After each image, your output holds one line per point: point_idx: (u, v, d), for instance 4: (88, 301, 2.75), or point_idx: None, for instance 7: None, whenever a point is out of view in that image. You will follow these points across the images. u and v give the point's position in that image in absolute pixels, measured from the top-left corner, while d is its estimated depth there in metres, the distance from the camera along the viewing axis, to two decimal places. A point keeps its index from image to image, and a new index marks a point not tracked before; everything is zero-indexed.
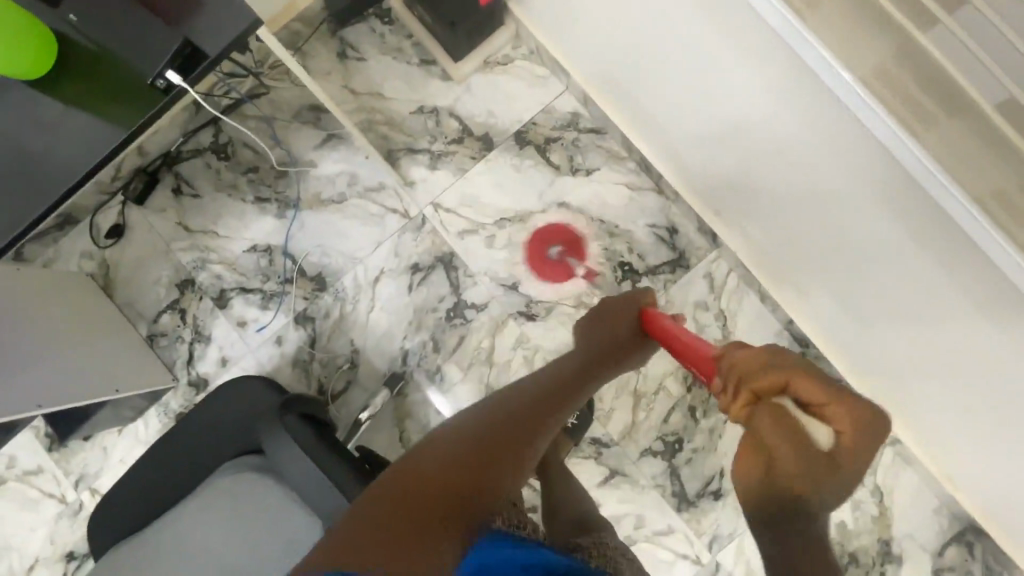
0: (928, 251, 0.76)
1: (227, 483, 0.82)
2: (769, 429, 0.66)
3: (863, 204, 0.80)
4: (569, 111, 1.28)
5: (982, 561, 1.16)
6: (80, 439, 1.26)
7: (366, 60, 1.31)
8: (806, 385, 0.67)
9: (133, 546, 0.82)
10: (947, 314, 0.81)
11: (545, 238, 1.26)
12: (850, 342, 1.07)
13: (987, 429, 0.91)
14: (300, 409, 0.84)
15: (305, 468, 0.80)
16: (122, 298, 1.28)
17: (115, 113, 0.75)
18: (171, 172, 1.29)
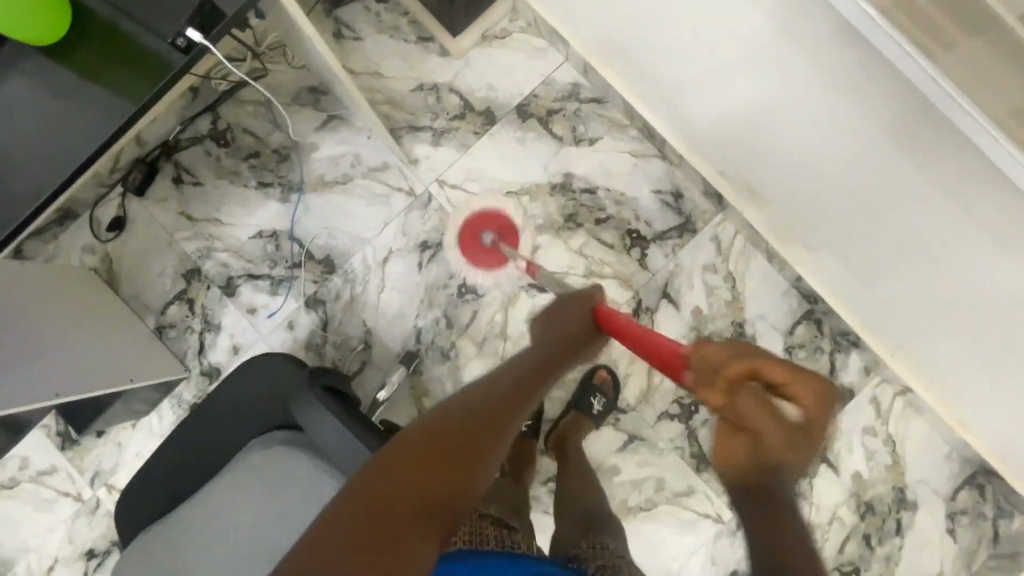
0: (942, 192, 0.79)
1: (258, 456, 0.83)
2: (747, 410, 0.60)
3: (877, 149, 0.83)
4: (569, 82, 1.28)
5: (992, 502, 1.19)
6: (94, 435, 1.24)
7: (362, 40, 1.30)
8: (769, 366, 0.60)
9: (165, 528, 0.82)
10: (957, 252, 0.84)
11: (479, 224, 1.26)
12: (856, 295, 1.10)
13: (992, 366, 0.95)
14: (325, 383, 0.85)
15: (337, 432, 0.81)
16: (127, 291, 1.27)
17: (130, 85, 0.74)
18: (171, 162, 1.27)
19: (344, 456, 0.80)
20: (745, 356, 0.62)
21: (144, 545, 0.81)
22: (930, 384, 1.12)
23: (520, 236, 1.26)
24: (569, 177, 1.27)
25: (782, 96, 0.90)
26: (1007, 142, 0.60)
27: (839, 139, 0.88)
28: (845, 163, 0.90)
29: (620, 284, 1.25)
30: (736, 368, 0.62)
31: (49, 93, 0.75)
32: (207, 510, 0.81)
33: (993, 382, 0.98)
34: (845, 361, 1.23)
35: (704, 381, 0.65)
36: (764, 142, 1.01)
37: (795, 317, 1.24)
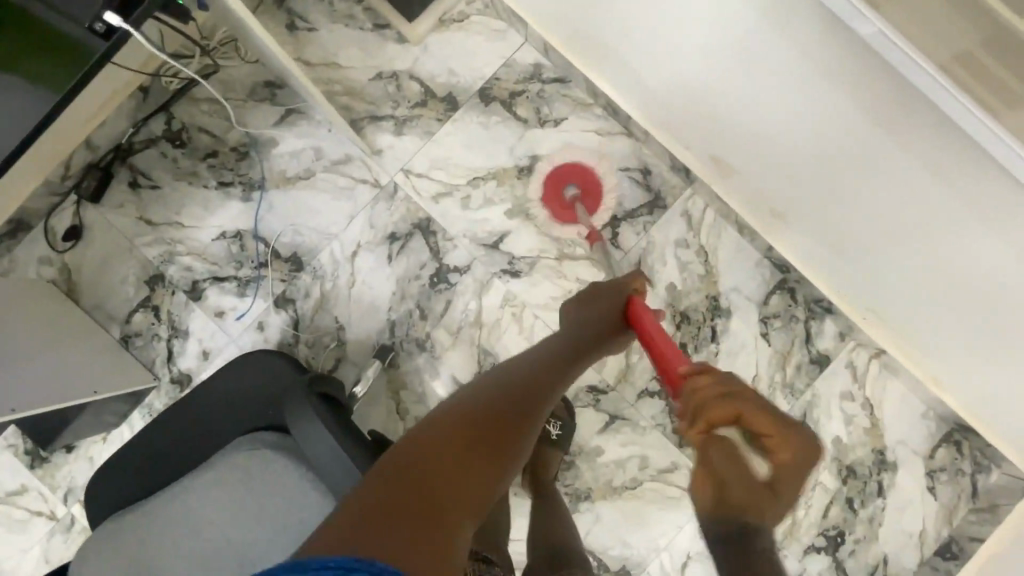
0: (919, 161, 0.79)
1: (240, 458, 0.79)
2: (719, 461, 0.61)
3: (845, 118, 0.83)
4: (531, 63, 1.27)
5: (970, 458, 1.21)
6: (64, 451, 1.21)
7: (317, 31, 1.27)
8: (755, 412, 0.63)
9: (135, 524, 0.80)
10: (936, 224, 0.85)
11: (570, 177, 1.25)
12: (832, 269, 1.11)
13: (969, 332, 0.96)
14: (322, 389, 0.79)
15: (331, 449, 0.75)
16: (88, 301, 1.23)
17: (47, 71, 0.71)
18: (126, 166, 1.23)
19: (330, 472, 0.75)
20: (733, 400, 0.64)
21: (117, 535, 0.79)
22: (909, 349, 1.12)
23: (600, 205, 1.25)
24: (536, 159, 1.26)
25: (742, 67, 0.90)
26: (951, 86, 0.62)
27: (817, 115, 0.87)
28: (814, 136, 0.90)
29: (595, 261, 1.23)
30: (718, 409, 0.64)
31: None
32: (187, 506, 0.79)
33: (968, 347, 0.99)
34: (820, 328, 1.24)
35: (686, 417, 0.67)
36: (729, 116, 1.01)
37: (769, 288, 1.24)
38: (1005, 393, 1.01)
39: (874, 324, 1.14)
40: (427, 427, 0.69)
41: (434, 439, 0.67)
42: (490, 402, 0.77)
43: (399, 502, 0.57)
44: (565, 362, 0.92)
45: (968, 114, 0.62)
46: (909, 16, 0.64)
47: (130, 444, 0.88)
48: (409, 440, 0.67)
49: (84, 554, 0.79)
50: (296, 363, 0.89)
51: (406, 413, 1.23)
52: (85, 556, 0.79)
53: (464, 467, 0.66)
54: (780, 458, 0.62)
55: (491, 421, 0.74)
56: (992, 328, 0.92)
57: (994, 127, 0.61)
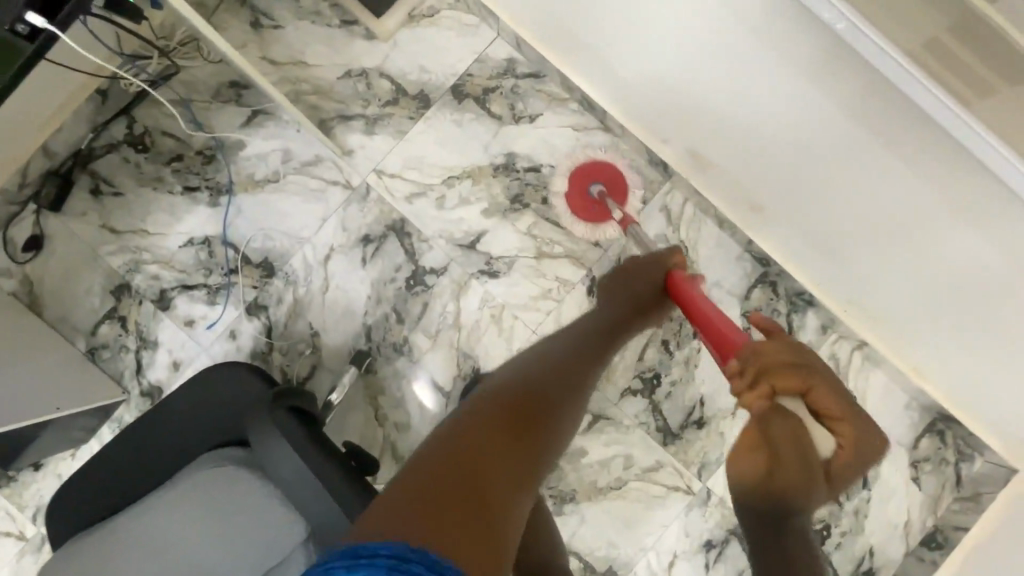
0: (895, 151, 0.78)
1: (206, 473, 0.78)
2: (783, 432, 0.63)
3: (821, 111, 0.82)
4: (504, 57, 1.24)
5: (953, 447, 1.21)
6: (31, 469, 1.17)
7: (282, 28, 1.23)
8: (820, 394, 0.67)
9: (95, 545, 0.77)
10: (925, 222, 0.84)
11: (596, 174, 1.21)
12: (819, 266, 1.10)
13: (956, 326, 0.95)
14: (291, 403, 0.77)
15: (295, 467, 0.72)
16: (52, 314, 1.19)
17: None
18: (86, 172, 1.19)
19: (300, 491, 0.72)
20: (803, 378, 0.67)
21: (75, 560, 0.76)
22: (892, 340, 1.12)
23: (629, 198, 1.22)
24: (511, 156, 1.23)
25: (717, 60, 0.88)
26: (921, 76, 0.60)
27: (811, 114, 0.83)
28: (801, 130, 0.87)
29: (579, 228, 1.21)
30: (789, 383, 0.67)
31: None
32: (149, 527, 0.76)
33: (957, 343, 0.98)
34: (803, 321, 1.23)
35: (748, 375, 0.69)
36: (705, 111, 0.98)
37: (750, 282, 1.23)
38: (986, 382, 1.01)
39: (861, 320, 1.13)
40: (478, 419, 0.70)
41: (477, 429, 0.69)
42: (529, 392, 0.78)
43: (465, 489, 0.60)
44: (594, 343, 0.93)
45: (940, 105, 0.60)
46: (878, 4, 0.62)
47: (91, 464, 0.84)
48: (466, 429, 0.68)
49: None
50: (266, 375, 0.85)
51: (385, 419, 1.21)
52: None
53: (498, 456, 0.66)
54: (840, 435, 0.67)
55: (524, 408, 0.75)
56: (980, 322, 0.91)
57: (966, 118, 0.59)
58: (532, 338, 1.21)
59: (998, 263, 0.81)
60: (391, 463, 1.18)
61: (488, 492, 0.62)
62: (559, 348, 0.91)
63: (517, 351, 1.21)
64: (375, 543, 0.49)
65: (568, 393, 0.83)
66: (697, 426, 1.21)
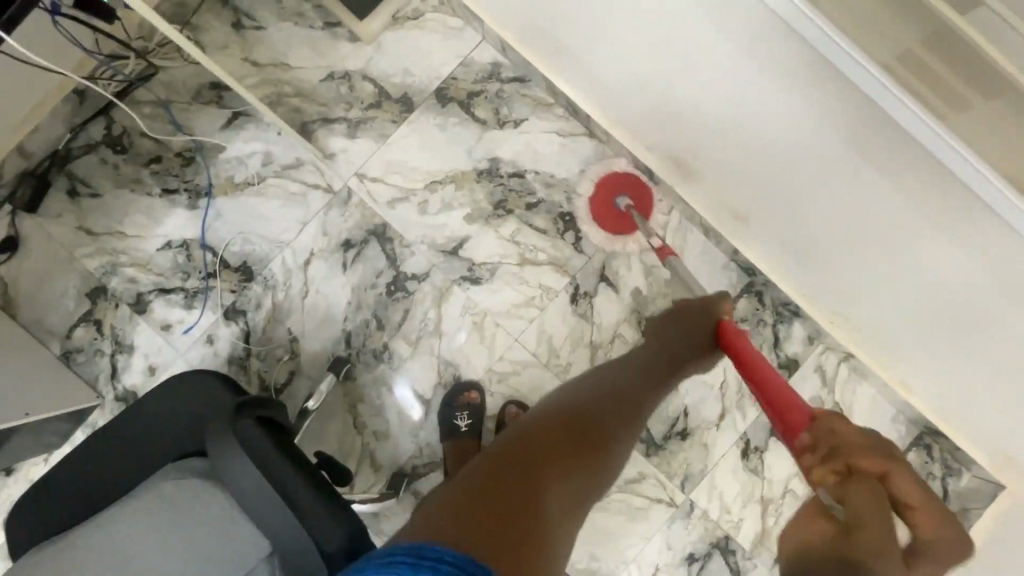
0: (868, 160, 0.77)
1: (169, 486, 0.74)
2: (868, 501, 0.52)
3: (799, 119, 0.81)
4: (488, 62, 1.22)
5: (940, 461, 1.19)
6: (3, 474, 1.16)
7: (265, 29, 1.21)
8: (901, 478, 0.55)
9: (53, 556, 0.75)
10: (908, 234, 0.82)
11: (624, 186, 1.20)
12: (803, 276, 1.09)
13: (938, 340, 0.94)
14: (257, 413, 0.76)
15: (256, 482, 0.70)
16: (26, 317, 1.17)
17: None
18: (64, 173, 1.18)
19: (262, 505, 0.70)
20: (885, 454, 0.57)
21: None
22: (871, 348, 1.11)
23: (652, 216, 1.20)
24: (495, 162, 1.21)
25: (700, 63, 0.87)
26: (892, 85, 0.59)
27: (789, 123, 0.83)
28: (780, 140, 0.86)
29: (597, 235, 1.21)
30: (868, 458, 0.57)
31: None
32: (106, 538, 0.74)
33: (938, 356, 0.97)
34: (789, 332, 1.21)
35: (821, 454, 0.61)
36: (688, 119, 0.97)
37: (736, 292, 1.21)
38: (964, 392, 1.00)
39: (844, 332, 1.12)
40: (527, 439, 0.75)
41: (541, 454, 0.73)
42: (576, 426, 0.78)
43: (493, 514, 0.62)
44: (660, 376, 0.92)
45: (912, 115, 0.59)
46: (847, 15, 0.62)
47: (53, 473, 0.82)
48: (507, 450, 0.73)
49: None
50: (235, 383, 0.84)
51: (364, 427, 1.19)
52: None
53: (539, 479, 0.69)
54: (922, 533, 0.54)
55: (577, 436, 0.77)
56: (961, 336, 0.89)
57: (940, 130, 0.58)
58: (514, 346, 1.19)
59: (970, 275, 0.80)
60: (369, 471, 1.17)
61: (530, 521, 0.64)
62: (618, 372, 0.92)
63: (498, 358, 1.19)
64: (439, 548, 0.54)
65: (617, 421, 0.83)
66: (681, 437, 1.20)
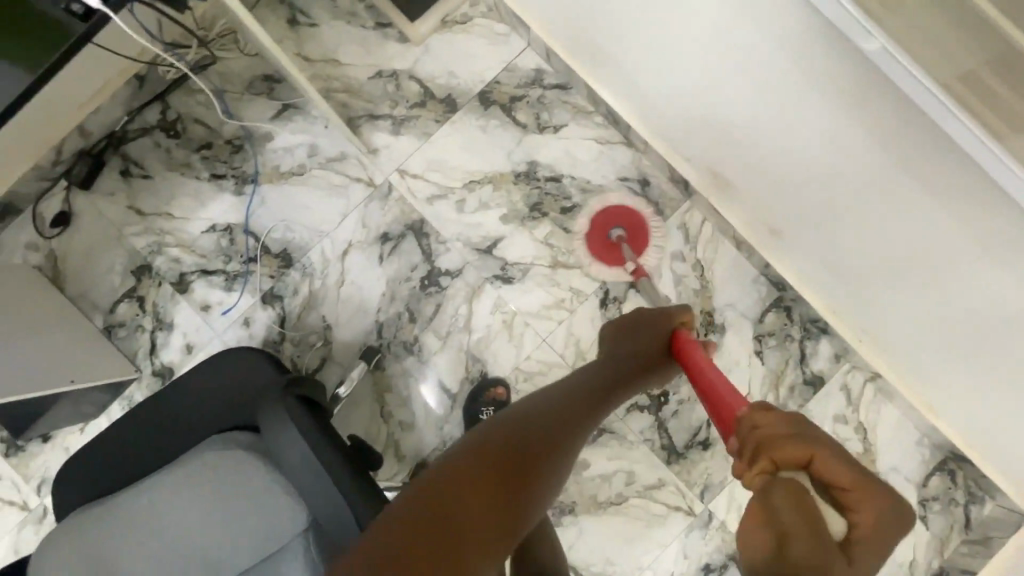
0: (918, 182, 0.77)
1: (215, 454, 0.78)
2: (787, 493, 0.43)
3: (843, 137, 0.82)
4: (532, 68, 1.25)
5: (964, 488, 1.18)
6: (40, 440, 1.19)
7: (318, 26, 1.26)
8: (828, 459, 0.46)
9: (99, 521, 0.78)
10: (956, 259, 0.82)
11: (618, 218, 1.22)
12: (839, 296, 1.09)
13: (980, 367, 0.93)
14: (301, 393, 0.78)
15: (303, 454, 0.72)
16: (73, 290, 1.21)
17: (6, 48, 0.67)
18: (118, 154, 1.22)
19: (306, 477, 0.72)
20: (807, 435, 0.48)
21: (77, 536, 0.77)
22: (902, 369, 1.10)
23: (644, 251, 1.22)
24: (533, 165, 1.24)
25: (745, 72, 0.88)
26: (951, 105, 0.59)
27: (832, 141, 0.84)
28: (822, 156, 0.88)
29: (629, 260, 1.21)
30: (789, 446, 0.48)
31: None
32: (155, 503, 0.77)
33: (980, 386, 0.96)
34: (815, 348, 1.22)
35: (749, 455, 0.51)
36: (732, 132, 0.99)
37: (764, 306, 1.22)
38: (1002, 423, 0.99)
39: (880, 356, 1.12)
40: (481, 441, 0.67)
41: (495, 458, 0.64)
42: (552, 418, 0.76)
43: (459, 493, 0.57)
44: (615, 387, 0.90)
45: (965, 131, 0.59)
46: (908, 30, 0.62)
47: (101, 438, 0.85)
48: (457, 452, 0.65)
49: (44, 547, 0.77)
50: (280, 362, 0.86)
51: (391, 417, 1.21)
52: (42, 555, 0.76)
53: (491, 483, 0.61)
54: (863, 517, 0.43)
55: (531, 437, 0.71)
56: (1006, 368, 0.88)
57: (994, 149, 0.58)
58: (542, 346, 1.21)
59: (1012, 298, 0.79)
60: (394, 460, 1.19)
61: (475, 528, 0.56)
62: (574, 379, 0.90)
63: (526, 358, 1.21)
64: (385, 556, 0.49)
65: (583, 419, 0.82)
66: (703, 447, 1.20)
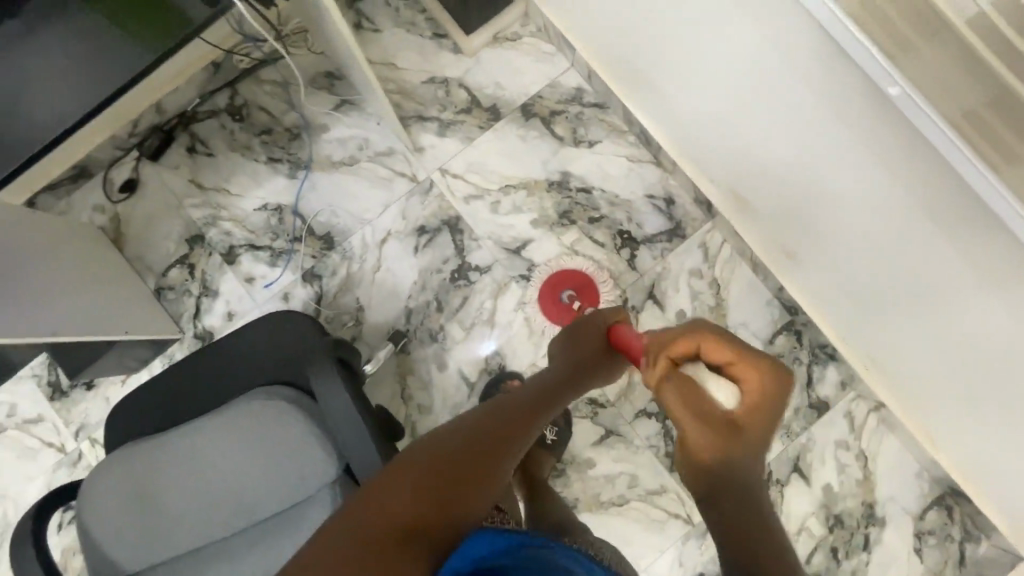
0: (931, 219, 0.82)
1: (260, 403, 0.84)
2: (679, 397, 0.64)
3: (860, 170, 0.88)
4: (573, 86, 1.35)
5: (960, 524, 1.21)
6: (84, 388, 1.27)
7: (381, 32, 1.36)
8: (712, 349, 0.66)
9: (145, 454, 0.84)
10: (961, 294, 0.86)
11: (562, 281, 1.25)
12: (851, 325, 1.14)
13: (984, 405, 0.96)
14: (343, 355, 0.85)
15: (344, 408, 0.79)
16: (131, 252, 1.31)
17: (139, 26, 0.74)
18: (187, 131, 1.33)
19: (342, 428, 0.79)
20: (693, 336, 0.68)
21: (125, 467, 0.84)
22: (908, 402, 1.14)
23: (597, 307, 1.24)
24: (566, 175, 1.32)
25: (771, 105, 0.95)
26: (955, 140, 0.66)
27: (849, 173, 0.90)
28: (839, 188, 0.94)
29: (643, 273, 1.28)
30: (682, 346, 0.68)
31: (69, 32, 0.73)
32: (199, 442, 0.84)
33: (985, 425, 0.99)
34: (823, 374, 1.27)
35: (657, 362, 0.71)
36: (758, 159, 1.06)
37: (776, 327, 1.28)
38: (1005, 464, 1.01)
39: (888, 387, 1.16)
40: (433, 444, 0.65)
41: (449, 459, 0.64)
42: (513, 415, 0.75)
43: (430, 498, 0.59)
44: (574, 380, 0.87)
45: (973, 171, 0.66)
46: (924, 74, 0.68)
47: (153, 381, 0.93)
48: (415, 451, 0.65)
49: (95, 473, 0.84)
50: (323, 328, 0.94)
51: (410, 399, 1.28)
52: (94, 479, 0.84)
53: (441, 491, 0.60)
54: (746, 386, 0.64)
55: (482, 445, 0.68)
56: (1011, 408, 0.91)
57: (993, 181, 0.65)
58: None
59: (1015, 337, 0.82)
60: (409, 440, 1.25)
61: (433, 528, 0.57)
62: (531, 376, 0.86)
63: (543, 355, 1.26)
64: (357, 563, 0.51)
65: (541, 415, 0.80)
66: None
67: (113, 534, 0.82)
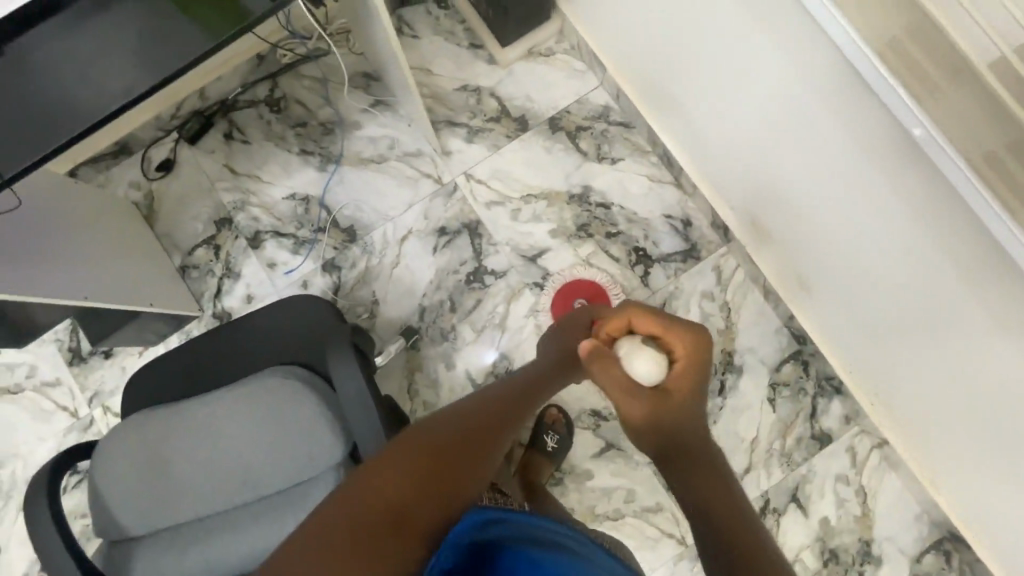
0: (947, 257, 0.83)
1: (276, 382, 0.87)
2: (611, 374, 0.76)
3: (877, 204, 0.90)
4: (601, 104, 1.38)
5: (957, 571, 1.19)
6: (102, 356, 1.31)
7: (419, 39, 1.41)
8: (640, 321, 0.80)
9: (159, 422, 0.87)
10: (971, 334, 0.86)
11: (576, 291, 1.29)
12: (859, 359, 1.14)
13: (990, 450, 0.95)
14: (360, 341, 0.88)
15: (357, 392, 0.81)
16: (161, 229, 1.36)
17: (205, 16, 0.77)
18: (226, 118, 1.38)
19: (353, 412, 0.81)
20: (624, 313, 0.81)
21: (139, 432, 0.86)
22: (911, 441, 1.14)
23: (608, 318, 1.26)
24: (587, 190, 1.35)
25: (793, 134, 0.97)
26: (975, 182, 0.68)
27: (866, 206, 0.92)
28: (855, 221, 0.96)
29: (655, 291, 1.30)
30: (614, 323, 0.82)
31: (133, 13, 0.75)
32: (213, 414, 0.86)
33: (989, 470, 0.98)
34: (827, 406, 1.27)
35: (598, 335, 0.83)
36: (778, 188, 1.08)
37: (783, 355, 1.29)
38: (1007, 511, 1.00)
39: (893, 424, 1.16)
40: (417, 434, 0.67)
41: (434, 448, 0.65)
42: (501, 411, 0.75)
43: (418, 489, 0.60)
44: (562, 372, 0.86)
45: (992, 215, 0.67)
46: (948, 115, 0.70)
47: (173, 352, 0.96)
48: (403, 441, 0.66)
49: (110, 435, 0.87)
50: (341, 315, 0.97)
51: (416, 395, 1.30)
52: (107, 441, 0.86)
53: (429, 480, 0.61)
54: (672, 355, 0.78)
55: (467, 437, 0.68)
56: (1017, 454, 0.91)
57: (1009, 225, 0.66)
58: None
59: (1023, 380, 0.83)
60: None
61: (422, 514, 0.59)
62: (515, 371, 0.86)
63: None
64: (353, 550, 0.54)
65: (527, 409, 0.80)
66: None
67: (121, 495, 0.85)
